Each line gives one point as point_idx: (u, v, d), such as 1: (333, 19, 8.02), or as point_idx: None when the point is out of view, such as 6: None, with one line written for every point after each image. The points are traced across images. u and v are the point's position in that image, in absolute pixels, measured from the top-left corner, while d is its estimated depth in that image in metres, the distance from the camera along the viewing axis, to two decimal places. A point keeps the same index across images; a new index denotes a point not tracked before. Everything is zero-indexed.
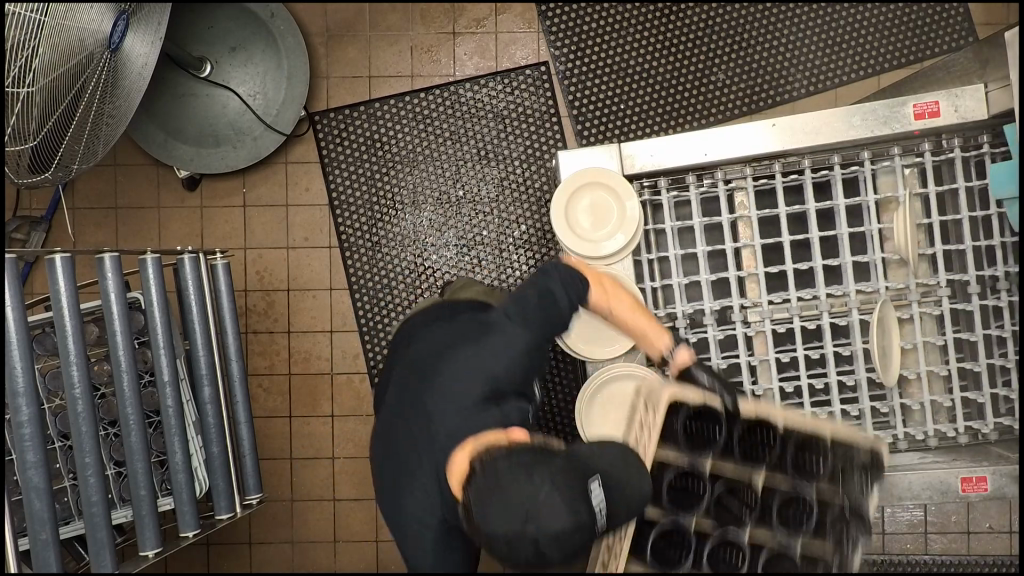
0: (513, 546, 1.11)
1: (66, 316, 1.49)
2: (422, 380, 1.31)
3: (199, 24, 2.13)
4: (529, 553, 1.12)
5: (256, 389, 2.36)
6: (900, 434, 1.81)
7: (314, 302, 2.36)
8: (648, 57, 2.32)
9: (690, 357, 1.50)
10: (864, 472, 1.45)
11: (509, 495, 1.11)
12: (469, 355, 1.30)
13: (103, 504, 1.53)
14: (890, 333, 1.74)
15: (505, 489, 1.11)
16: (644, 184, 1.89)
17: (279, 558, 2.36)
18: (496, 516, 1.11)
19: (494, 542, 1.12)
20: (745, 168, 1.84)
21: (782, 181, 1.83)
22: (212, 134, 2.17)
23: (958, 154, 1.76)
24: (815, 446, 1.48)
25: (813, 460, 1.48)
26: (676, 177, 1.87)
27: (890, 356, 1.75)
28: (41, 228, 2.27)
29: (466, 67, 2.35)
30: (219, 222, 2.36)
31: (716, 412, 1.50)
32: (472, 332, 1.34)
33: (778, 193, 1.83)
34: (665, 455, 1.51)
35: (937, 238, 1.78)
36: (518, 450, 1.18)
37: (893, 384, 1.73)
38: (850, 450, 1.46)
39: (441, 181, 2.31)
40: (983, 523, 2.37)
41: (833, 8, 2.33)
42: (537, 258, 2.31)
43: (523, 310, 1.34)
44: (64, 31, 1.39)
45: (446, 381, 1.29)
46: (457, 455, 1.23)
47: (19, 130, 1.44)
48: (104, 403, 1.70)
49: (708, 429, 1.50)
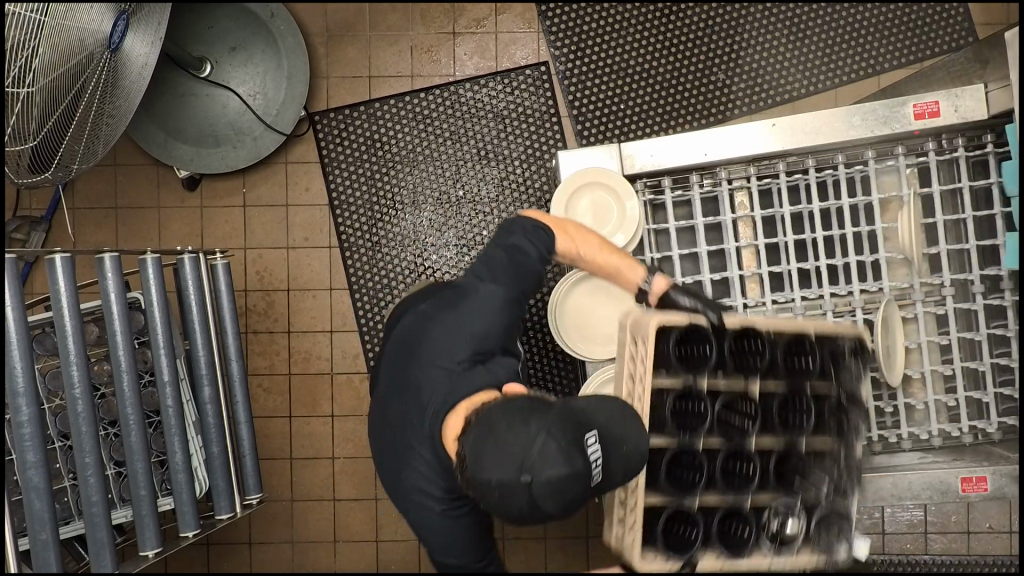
0: (507, 496, 1.15)
1: (66, 316, 1.49)
2: (411, 354, 1.38)
3: (199, 24, 2.12)
4: (523, 503, 1.16)
5: (256, 389, 2.36)
6: (904, 434, 1.81)
7: (314, 302, 2.36)
8: (649, 57, 2.32)
9: (669, 282, 1.54)
10: (845, 359, 1.58)
11: (503, 442, 1.15)
12: (448, 319, 1.37)
13: (103, 504, 1.53)
14: (894, 333, 1.75)
15: (501, 445, 1.15)
16: (646, 182, 1.89)
17: (279, 558, 2.36)
18: (489, 466, 1.15)
19: (489, 491, 1.15)
20: (747, 167, 1.84)
21: (785, 181, 1.83)
22: (212, 133, 2.17)
23: (963, 153, 1.76)
24: (800, 344, 1.56)
25: (804, 359, 1.54)
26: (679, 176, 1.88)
27: (892, 356, 1.75)
28: (41, 228, 2.27)
29: (466, 67, 2.35)
30: (219, 222, 2.36)
31: (706, 332, 1.47)
32: (449, 298, 1.40)
33: (782, 193, 1.81)
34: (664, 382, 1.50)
35: (940, 237, 1.77)
36: (514, 398, 1.23)
37: (897, 383, 1.75)
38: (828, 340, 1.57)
39: (441, 180, 2.31)
40: (983, 523, 2.37)
41: (833, 8, 2.33)
42: None
43: (490, 268, 1.41)
44: (64, 31, 1.39)
45: (434, 353, 1.35)
46: (453, 417, 1.29)
47: (19, 130, 1.44)
48: (104, 403, 1.70)
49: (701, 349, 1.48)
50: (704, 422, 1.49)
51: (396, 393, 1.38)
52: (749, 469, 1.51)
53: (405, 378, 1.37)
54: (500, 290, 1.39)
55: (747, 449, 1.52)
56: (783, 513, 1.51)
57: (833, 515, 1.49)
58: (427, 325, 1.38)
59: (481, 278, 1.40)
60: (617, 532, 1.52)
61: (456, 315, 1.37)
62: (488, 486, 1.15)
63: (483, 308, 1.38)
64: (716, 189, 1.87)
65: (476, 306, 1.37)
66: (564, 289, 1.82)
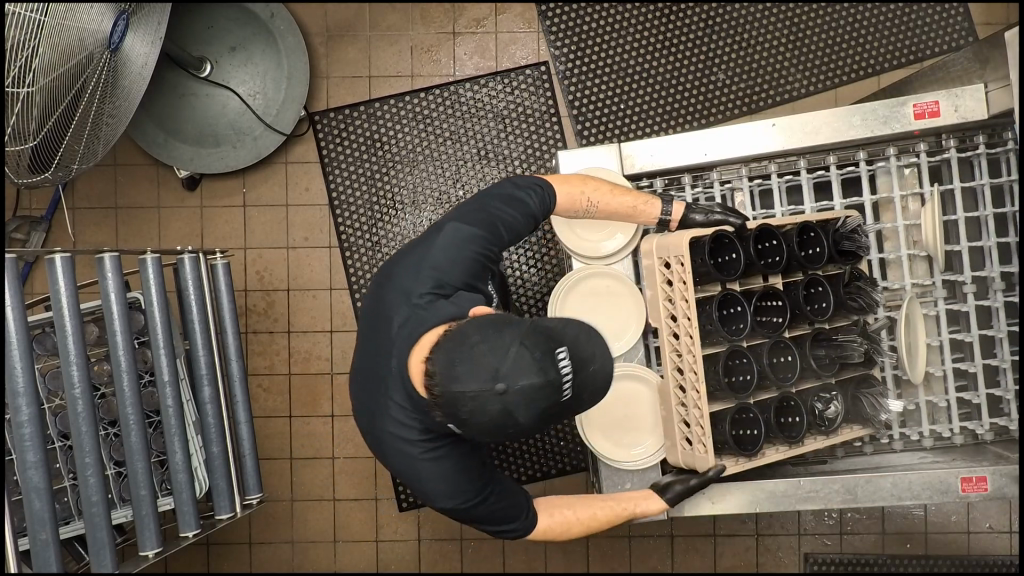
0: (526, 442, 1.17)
1: (66, 316, 1.50)
2: (381, 294, 1.35)
3: (199, 24, 2.13)
4: (495, 412, 1.14)
5: (256, 389, 2.36)
6: (926, 432, 1.80)
7: (314, 302, 2.36)
8: (649, 57, 2.32)
9: (684, 207, 1.65)
10: (855, 237, 1.64)
11: (473, 356, 1.15)
12: (414, 256, 1.33)
13: (104, 504, 1.53)
14: (919, 330, 1.70)
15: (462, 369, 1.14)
16: (664, 180, 1.88)
17: (279, 558, 2.37)
18: (500, 423, 1.16)
19: None
20: (772, 163, 1.84)
21: (807, 178, 1.83)
22: (212, 134, 2.17)
23: (983, 150, 1.76)
24: (809, 232, 1.67)
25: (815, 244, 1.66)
26: (699, 174, 1.88)
27: (914, 355, 1.70)
28: (41, 228, 2.27)
29: (466, 67, 2.35)
30: (219, 222, 2.36)
31: (731, 240, 1.59)
32: (421, 242, 1.35)
33: (805, 189, 1.82)
34: (702, 293, 1.63)
35: (962, 236, 1.77)
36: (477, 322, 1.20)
37: (919, 380, 1.70)
38: (831, 225, 1.65)
39: (441, 180, 2.31)
40: (983, 523, 2.37)
41: (833, 8, 2.34)
42: (537, 257, 2.28)
43: (466, 213, 1.36)
44: (64, 31, 1.39)
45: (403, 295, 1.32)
46: (411, 359, 1.26)
47: (19, 130, 1.44)
48: (104, 403, 1.71)
49: (730, 255, 1.60)
50: (745, 324, 1.58)
51: (371, 337, 1.37)
52: (791, 361, 1.64)
53: (376, 322, 1.35)
54: (476, 235, 1.35)
55: (784, 342, 1.65)
56: (828, 396, 1.69)
57: (863, 387, 1.72)
58: (396, 265, 1.35)
59: (455, 220, 1.36)
60: (686, 447, 1.65)
61: (426, 258, 1.32)
62: (462, 398, 1.14)
63: (461, 253, 1.34)
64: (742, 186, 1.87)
65: (445, 247, 1.33)
66: (565, 289, 1.77)
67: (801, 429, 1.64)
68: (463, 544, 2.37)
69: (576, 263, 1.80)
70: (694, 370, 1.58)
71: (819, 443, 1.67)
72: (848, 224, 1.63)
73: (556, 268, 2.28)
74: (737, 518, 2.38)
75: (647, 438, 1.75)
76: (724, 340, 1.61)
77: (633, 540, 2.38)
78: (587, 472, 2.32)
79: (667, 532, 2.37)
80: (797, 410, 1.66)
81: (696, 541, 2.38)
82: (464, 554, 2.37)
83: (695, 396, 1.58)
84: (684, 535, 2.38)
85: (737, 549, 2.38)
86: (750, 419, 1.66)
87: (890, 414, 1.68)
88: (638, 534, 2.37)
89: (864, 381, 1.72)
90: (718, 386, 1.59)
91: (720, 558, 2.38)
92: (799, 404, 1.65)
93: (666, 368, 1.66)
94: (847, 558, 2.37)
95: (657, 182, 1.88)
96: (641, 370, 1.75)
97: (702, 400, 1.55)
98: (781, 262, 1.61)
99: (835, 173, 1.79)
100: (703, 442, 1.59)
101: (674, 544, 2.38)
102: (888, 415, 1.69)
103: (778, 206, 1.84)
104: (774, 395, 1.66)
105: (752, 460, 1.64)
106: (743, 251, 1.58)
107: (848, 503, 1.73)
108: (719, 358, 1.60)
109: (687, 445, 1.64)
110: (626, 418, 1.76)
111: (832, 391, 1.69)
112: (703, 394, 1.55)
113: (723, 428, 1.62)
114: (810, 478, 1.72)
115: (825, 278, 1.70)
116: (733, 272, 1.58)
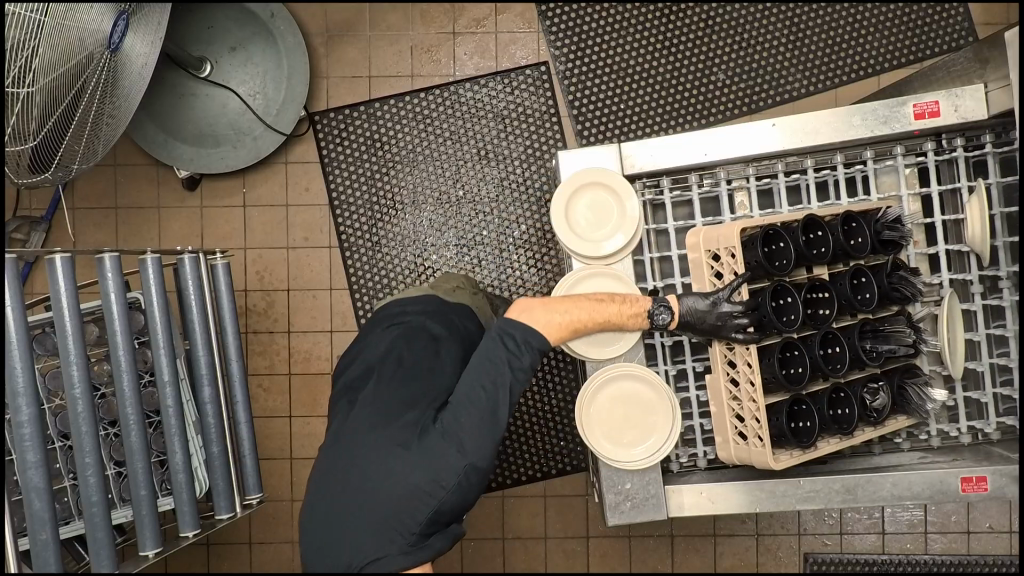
0: None
1: (66, 316, 1.49)
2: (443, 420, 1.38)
3: (199, 25, 2.13)
4: None
5: (256, 389, 2.36)
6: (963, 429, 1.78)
7: (314, 302, 2.36)
8: (648, 58, 2.32)
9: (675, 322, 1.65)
10: (896, 227, 1.69)
11: None
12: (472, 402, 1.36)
13: (103, 504, 1.52)
14: (957, 325, 1.70)
15: None
16: (698, 175, 1.86)
17: (280, 558, 2.36)
18: None
19: None
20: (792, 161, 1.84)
21: (843, 172, 1.82)
22: (212, 134, 2.17)
23: (994, 150, 1.77)
24: (851, 222, 1.69)
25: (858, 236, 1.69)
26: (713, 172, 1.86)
27: (954, 349, 1.69)
28: (41, 228, 2.27)
29: (466, 67, 2.35)
30: (220, 222, 2.36)
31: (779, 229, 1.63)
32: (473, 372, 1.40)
33: (841, 183, 1.81)
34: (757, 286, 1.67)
35: (1001, 231, 1.76)
36: None
37: (958, 375, 1.71)
38: (873, 216, 1.69)
39: (441, 181, 2.31)
40: (983, 523, 2.37)
41: (833, 9, 2.34)
42: (537, 257, 2.31)
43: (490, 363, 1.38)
44: (64, 31, 1.39)
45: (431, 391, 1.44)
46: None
47: (19, 130, 1.45)
48: (104, 403, 1.70)
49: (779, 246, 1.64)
50: (795, 317, 1.61)
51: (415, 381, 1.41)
52: (840, 352, 1.68)
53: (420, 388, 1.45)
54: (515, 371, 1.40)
55: (833, 335, 1.68)
56: (874, 387, 1.72)
57: (908, 378, 1.73)
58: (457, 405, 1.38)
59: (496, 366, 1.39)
60: (739, 443, 1.69)
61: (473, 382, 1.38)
62: None
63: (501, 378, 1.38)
64: (775, 182, 1.87)
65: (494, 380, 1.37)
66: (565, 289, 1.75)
67: (852, 420, 1.66)
68: (463, 545, 2.37)
69: (576, 264, 1.79)
70: (749, 365, 1.63)
71: (868, 434, 1.70)
72: (889, 215, 1.69)
73: (556, 269, 2.30)
74: (737, 518, 2.38)
75: (648, 439, 1.74)
76: (779, 333, 1.64)
77: (633, 539, 2.38)
78: (586, 472, 2.33)
79: (668, 532, 2.37)
80: (847, 402, 1.68)
81: (697, 541, 2.38)
82: (464, 555, 2.37)
83: (750, 389, 1.62)
84: (684, 536, 2.37)
85: (738, 549, 2.38)
86: (804, 412, 1.69)
87: (936, 404, 1.68)
88: (639, 534, 2.38)
89: (909, 372, 1.75)
90: (774, 377, 1.63)
91: (720, 558, 2.38)
92: (849, 395, 1.67)
93: (716, 364, 1.72)
94: (847, 558, 2.37)
95: (692, 178, 1.86)
96: (642, 370, 1.73)
97: (758, 392, 1.59)
98: (827, 254, 1.63)
99: (871, 168, 1.80)
100: (759, 436, 1.62)
101: (675, 544, 2.37)
102: (934, 406, 1.69)
103: (814, 200, 1.82)
104: (826, 386, 1.69)
105: (805, 452, 1.65)
106: (793, 241, 1.61)
107: (848, 503, 1.73)
108: (773, 351, 1.64)
109: (741, 440, 1.68)
110: (626, 421, 1.75)
111: (879, 382, 1.71)
112: (758, 386, 1.59)
113: (779, 422, 1.63)
114: (809, 478, 1.72)
115: (869, 268, 1.72)
116: (785, 264, 1.62)
